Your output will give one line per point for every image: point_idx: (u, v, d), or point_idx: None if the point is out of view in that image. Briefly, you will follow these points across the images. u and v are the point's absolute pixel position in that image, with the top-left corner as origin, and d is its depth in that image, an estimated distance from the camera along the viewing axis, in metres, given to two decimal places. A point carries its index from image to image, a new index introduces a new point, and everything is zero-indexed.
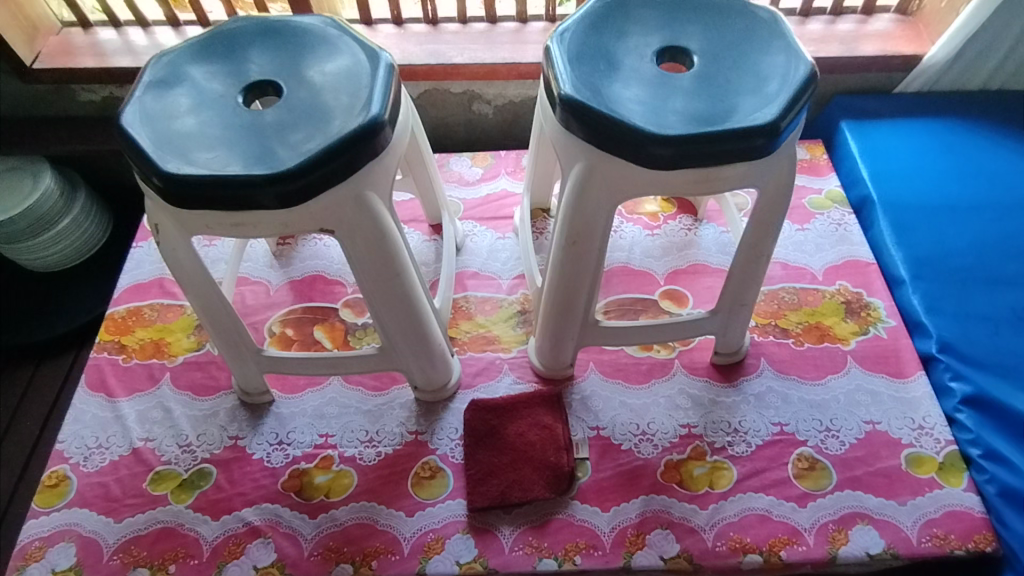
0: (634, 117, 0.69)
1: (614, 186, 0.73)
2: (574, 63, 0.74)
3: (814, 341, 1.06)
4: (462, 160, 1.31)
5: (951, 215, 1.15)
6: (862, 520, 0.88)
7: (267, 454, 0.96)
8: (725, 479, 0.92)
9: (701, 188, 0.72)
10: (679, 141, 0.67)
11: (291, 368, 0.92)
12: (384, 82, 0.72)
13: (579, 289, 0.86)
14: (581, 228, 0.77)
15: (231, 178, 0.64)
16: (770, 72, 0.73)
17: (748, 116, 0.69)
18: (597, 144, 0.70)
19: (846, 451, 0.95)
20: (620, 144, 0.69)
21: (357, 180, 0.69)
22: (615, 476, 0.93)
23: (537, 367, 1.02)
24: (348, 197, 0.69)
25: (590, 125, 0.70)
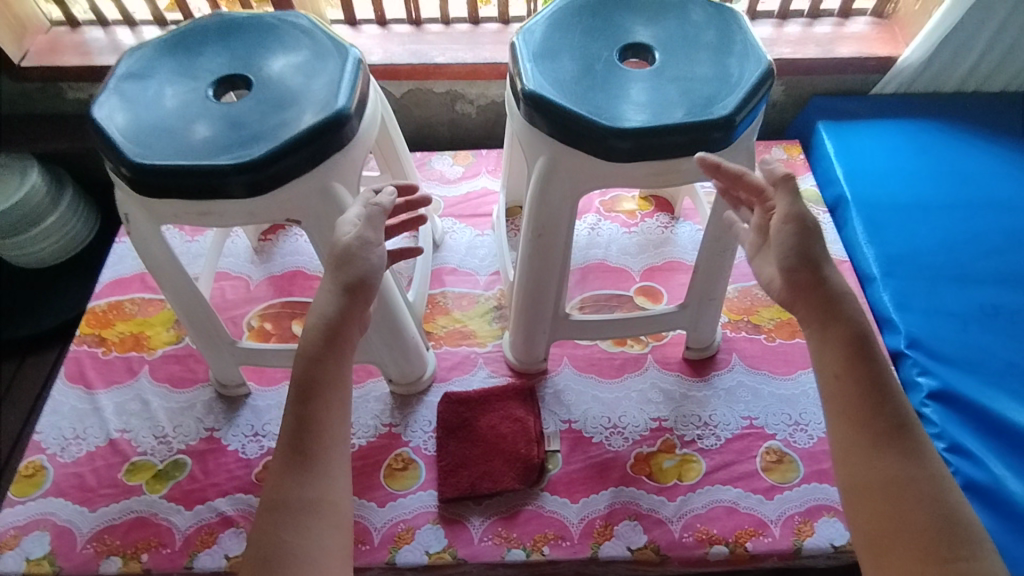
0: (596, 112, 0.71)
1: (578, 179, 0.74)
2: (539, 60, 0.76)
3: (785, 337, 1.07)
4: (444, 159, 1.32)
5: (923, 214, 1.17)
6: (828, 512, 0.90)
7: (242, 445, 0.97)
8: (693, 472, 0.94)
9: (661, 182, 0.74)
10: (638, 135, 0.69)
11: (269, 362, 0.93)
12: (353, 75, 0.73)
13: (548, 282, 0.87)
14: (548, 223, 0.78)
15: (198, 167, 0.65)
16: (729, 68, 0.75)
17: (704, 111, 0.70)
18: (560, 138, 0.72)
19: (815, 445, 0.96)
20: (581, 137, 0.70)
21: (324, 171, 0.70)
22: (585, 468, 0.94)
23: (511, 361, 1.03)
24: (315, 188, 0.70)
25: (553, 121, 0.71)
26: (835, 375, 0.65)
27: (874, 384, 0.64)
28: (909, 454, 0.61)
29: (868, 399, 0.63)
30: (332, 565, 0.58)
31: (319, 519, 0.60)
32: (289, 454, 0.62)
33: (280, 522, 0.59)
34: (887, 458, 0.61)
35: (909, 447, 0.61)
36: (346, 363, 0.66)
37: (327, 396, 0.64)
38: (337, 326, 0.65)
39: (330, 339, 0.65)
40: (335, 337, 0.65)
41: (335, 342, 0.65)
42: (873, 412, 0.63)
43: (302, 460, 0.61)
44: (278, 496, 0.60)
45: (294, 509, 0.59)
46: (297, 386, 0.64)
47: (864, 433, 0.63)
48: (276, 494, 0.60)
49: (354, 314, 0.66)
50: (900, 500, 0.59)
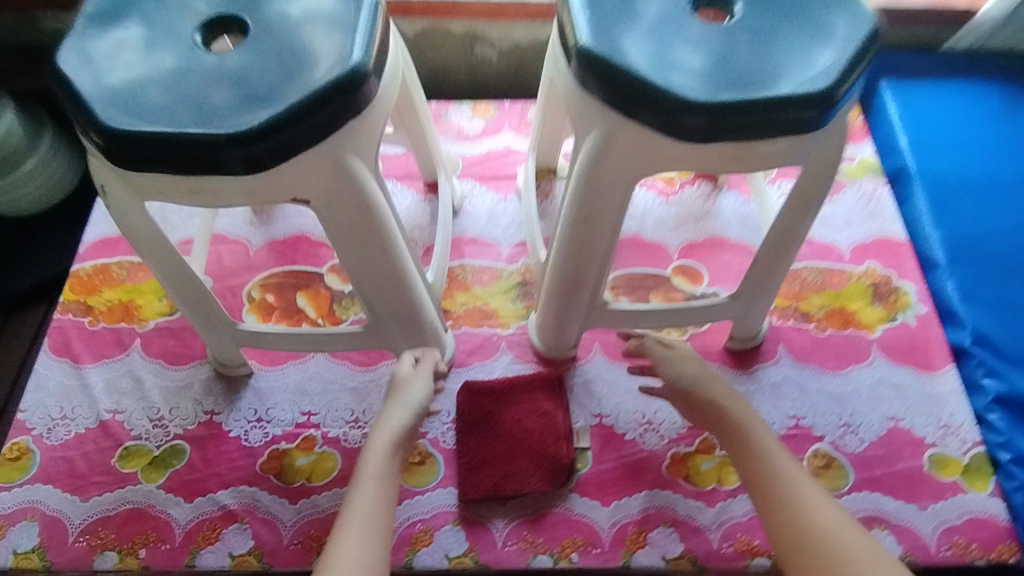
0: (664, 77, 0.58)
1: (636, 159, 0.62)
2: (595, 8, 0.62)
3: (837, 327, 0.98)
4: (462, 111, 1.18)
5: (994, 193, 1.05)
6: (878, 525, 0.84)
7: (244, 432, 0.89)
8: (734, 476, 0.87)
9: (735, 167, 0.62)
10: (717, 110, 0.56)
11: (289, 347, 0.83)
12: (370, 22, 0.60)
13: (587, 270, 0.77)
14: (594, 210, 0.67)
15: (185, 137, 0.53)
16: (829, 24, 0.62)
17: (799, 81, 0.57)
18: (619, 109, 0.59)
19: (865, 450, 0.89)
20: (647, 108, 0.58)
21: (333, 144, 0.58)
22: (618, 468, 0.87)
23: (537, 346, 0.94)
24: (325, 164, 0.58)
25: (611, 88, 0.58)
26: (740, 460, 0.74)
27: (758, 453, 0.73)
28: (801, 501, 0.67)
29: (762, 469, 0.71)
30: None
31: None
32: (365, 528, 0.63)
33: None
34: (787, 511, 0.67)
35: (800, 497, 0.68)
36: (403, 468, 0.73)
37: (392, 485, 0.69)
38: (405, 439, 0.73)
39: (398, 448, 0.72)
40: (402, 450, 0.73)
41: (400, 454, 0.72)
42: (766, 478, 0.71)
43: (372, 530, 0.63)
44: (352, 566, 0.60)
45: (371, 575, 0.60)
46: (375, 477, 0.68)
47: (763, 500, 0.70)
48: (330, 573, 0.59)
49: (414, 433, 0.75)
50: (815, 552, 0.64)
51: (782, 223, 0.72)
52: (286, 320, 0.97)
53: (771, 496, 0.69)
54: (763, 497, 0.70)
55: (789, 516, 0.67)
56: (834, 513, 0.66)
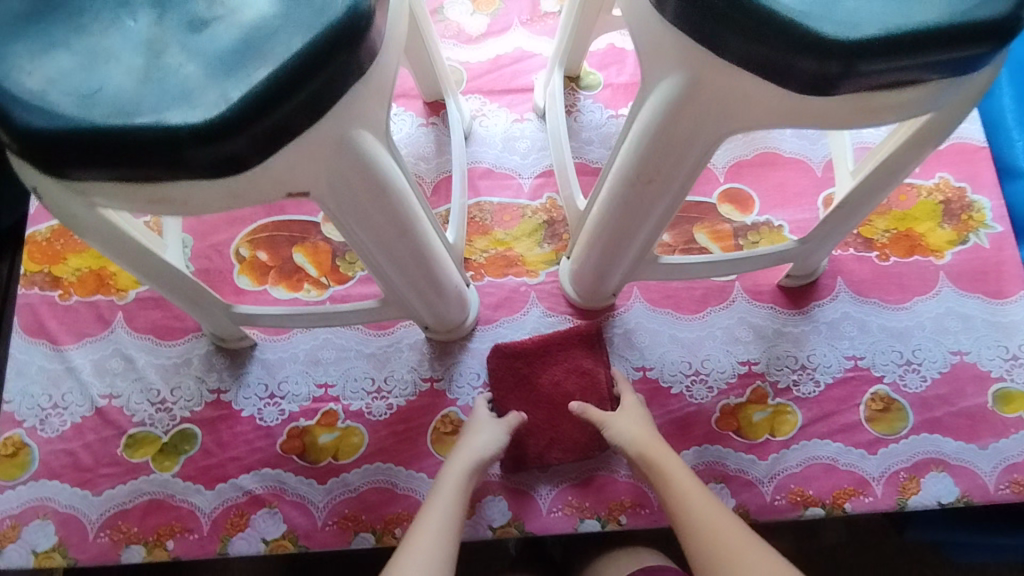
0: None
1: (728, 111, 0.48)
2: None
3: (901, 254, 0.88)
4: (461, 5, 0.98)
5: None
6: (937, 467, 0.80)
7: (257, 410, 0.81)
8: (788, 426, 0.81)
9: (857, 123, 0.47)
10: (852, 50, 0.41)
11: (298, 326, 0.73)
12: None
13: (639, 229, 0.65)
14: (660, 174, 0.54)
15: (134, 135, 0.39)
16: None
17: (964, 2, 0.42)
18: (710, 47, 0.44)
19: (927, 388, 0.83)
20: (754, 45, 0.42)
21: (332, 121, 0.43)
22: (664, 425, 0.82)
23: (572, 298, 0.84)
24: (326, 144, 0.44)
25: (702, 17, 0.43)
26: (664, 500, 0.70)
27: (678, 495, 0.68)
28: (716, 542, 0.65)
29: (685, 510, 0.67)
30: None
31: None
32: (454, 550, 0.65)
33: None
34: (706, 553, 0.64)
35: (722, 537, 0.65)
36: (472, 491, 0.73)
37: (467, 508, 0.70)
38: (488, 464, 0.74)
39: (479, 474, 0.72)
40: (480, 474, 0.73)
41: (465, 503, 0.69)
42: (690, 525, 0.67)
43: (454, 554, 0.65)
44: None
45: None
46: (442, 520, 0.66)
47: (685, 541, 0.66)
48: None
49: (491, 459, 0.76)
50: None
51: (888, 162, 0.60)
52: (284, 281, 0.85)
53: (694, 537, 0.66)
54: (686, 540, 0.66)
55: (709, 557, 0.64)
56: (750, 549, 0.64)
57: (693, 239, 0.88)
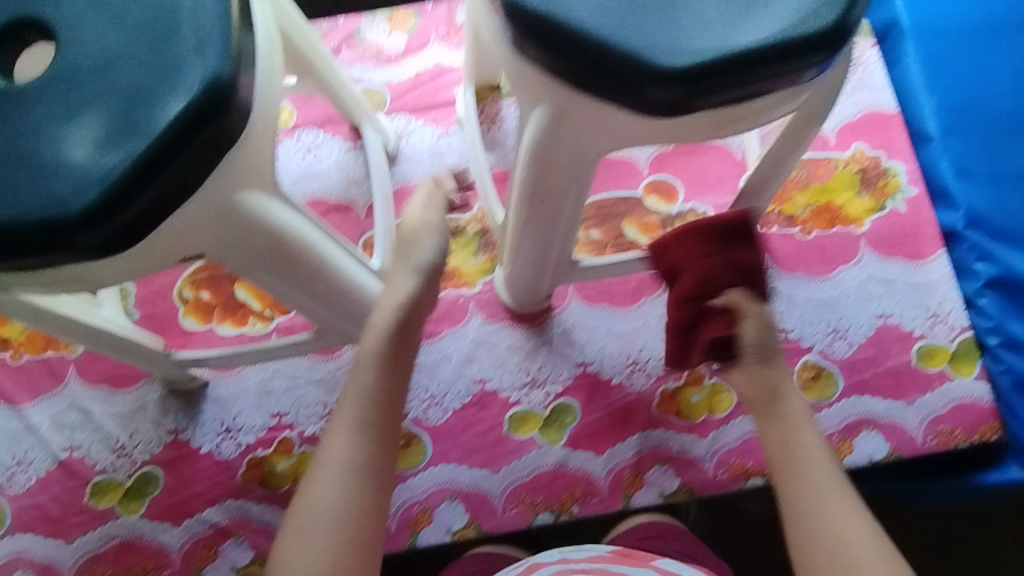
0: (625, 32, 0.44)
1: (597, 134, 0.51)
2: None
3: (824, 227, 0.91)
4: (376, 24, 0.99)
5: (999, 37, 0.92)
6: (867, 427, 0.84)
7: (216, 445, 0.84)
8: (726, 403, 0.85)
9: (721, 133, 0.50)
10: (697, 72, 0.44)
11: (242, 362, 0.77)
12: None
13: (551, 241, 0.68)
14: (547, 194, 0.57)
15: (26, 226, 0.41)
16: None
17: (795, 17, 0.45)
18: (570, 83, 0.46)
19: (854, 353, 0.87)
20: (609, 82, 0.45)
21: (212, 189, 0.45)
22: (607, 416, 0.85)
23: (509, 304, 0.87)
24: (210, 211, 0.46)
25: (556, 57, 0.45)
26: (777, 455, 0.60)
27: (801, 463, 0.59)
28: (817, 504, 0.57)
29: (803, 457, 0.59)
30: (340, 542, 0.56)
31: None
32: (363, 421, 0.59)
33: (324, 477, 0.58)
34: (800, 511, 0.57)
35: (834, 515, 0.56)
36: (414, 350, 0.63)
37: (395, 368, 0.61)
38: (414, 313, 0.64)
39: (402, 329, 0.63)
40: (409, 325, 0.63)
41: (399, 367, 0.61)
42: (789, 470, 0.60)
43: (361, 426, 0.59)
44: (329, 457, 0.58)
45: (345, 473, 0.57)
46: (354, 420, 0.59)
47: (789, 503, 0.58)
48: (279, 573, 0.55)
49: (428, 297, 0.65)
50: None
51: (773, 154, 0.65)
52: (229, 318, 0.87)
53: (801, 497, 0.58)
54: (787, 492, 0.59)
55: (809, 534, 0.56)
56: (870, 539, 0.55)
57: (623, 233, 0.91)
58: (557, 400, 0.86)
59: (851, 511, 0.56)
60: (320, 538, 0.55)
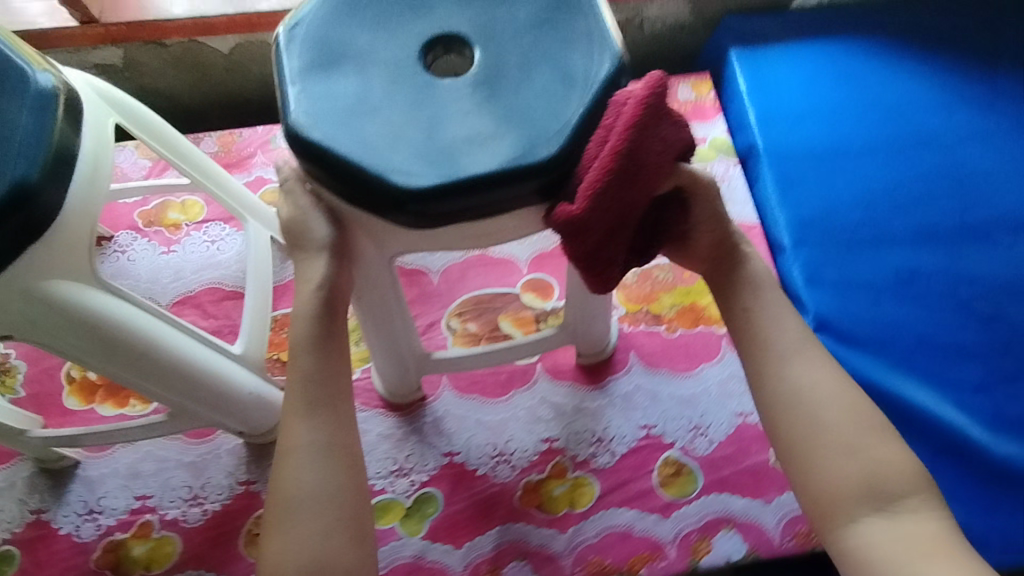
0: (385, 160, 0.55)
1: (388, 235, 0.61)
2: (312, 81, 0.59)
3: (687, 326, 0.98)
4: None
5: (842, 163, 1.02)
6: (725, 526, 0.85)
7: (76, 527, 0.84)
8: (586, 497, 0.86)
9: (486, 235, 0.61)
10: (442, 191, 0.54)
11: (123, 440, 0.78)
12: (38, 124, 0.56)
13: (392, 313, 0.77)
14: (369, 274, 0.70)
15: None
16: (565, 72, 0.59)
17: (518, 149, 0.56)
18: (341, 194, 0.57)
19: (714, 450, 0.89)
20: (365, 196, 0.56)
21: (14, 273, 0.55)
22: (469, 508, 0.86)
23: (383, 394, 0.91)
24: (13, 295, 0.56)
25: (334, 178, 0.56)
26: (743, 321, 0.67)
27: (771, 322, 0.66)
28: (786, 358, 0.65)
29: (789, 417, 0.63)
30: (320, 512, 0.60)
31: (342, 553, 0.59)
32: (308, 402, 0.63)
33: (291, 463, 0.61)
34: (768, 369, 0.65)
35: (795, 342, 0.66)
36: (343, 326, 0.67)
37: (329, 354, 0.65)
38: (336, 290, 0.65)
39: (329, 306, 0.65)
40: (336, 301, 0.66)
41: (333, 341, 0.66)
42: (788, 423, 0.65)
43: (314, 408, 0.63)
44: (289, 443, 0.62)
45: (307, 451, 0.61)
46: (304, 410, 0.63)
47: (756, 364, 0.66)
48: (278, 566, 0.58)
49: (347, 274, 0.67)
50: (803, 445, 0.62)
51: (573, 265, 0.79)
52: (111, 399, 0.90)
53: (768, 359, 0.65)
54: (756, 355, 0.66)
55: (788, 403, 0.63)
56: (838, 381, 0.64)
57: (498, 327, 0.95)
58: (420, 490, 0.87)
59: (818, 364, 0.65)
60: (302, 511, 0.60)
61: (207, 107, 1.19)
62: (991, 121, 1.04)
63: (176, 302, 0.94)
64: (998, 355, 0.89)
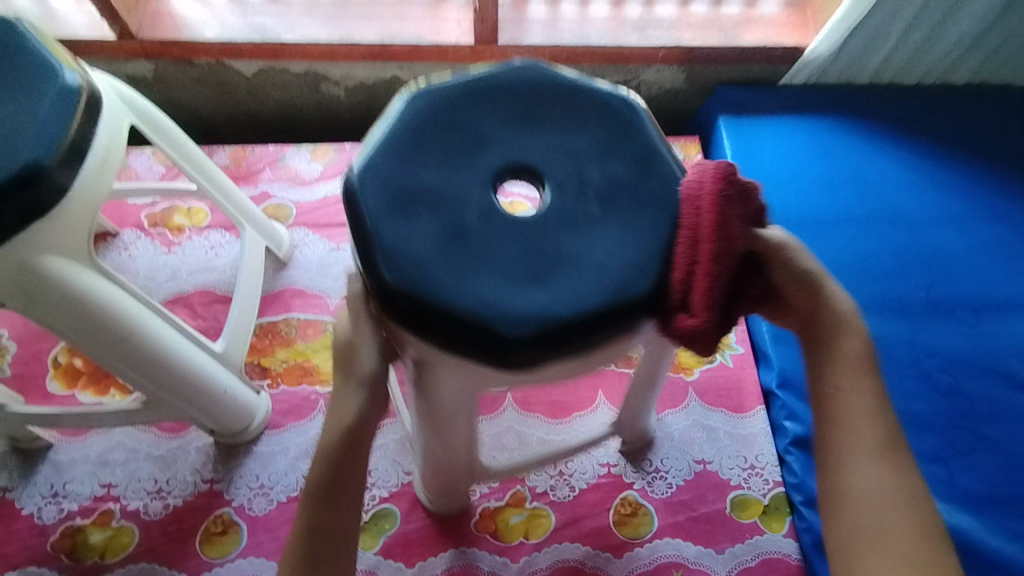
0: (492, 315, 0.53)
1: (477, 378, 0.57)
2: (389, 220, 0.55)
3: None
4: (301, 154, 1.17)
5: (816, 231, 1.08)
6: (676, 571, 0.85)
7: (38, 508, 0.85)
8: (541, 529, 0.87)
9: (583, 368, 0.59)
10: (546, 337, 0.53)
11: (102, 423, 0.81)
12: (57, 117, 0.62)
13: (452, 442, 0.72)
14: (439, 408, 0.65)
15: None
16: (643, 205, 0.58)
17: (618, 290, 0.55)
18: (441, 346, 0.54)
19: (672, 494, 0.91)
20: (471, 350, 0.53)
21: (16, 247, 0.59)
22: (426, 527, 0.87)
23: (427, 505, 0.87)
24: (9, 267, 0.60)
25: (431, 328, 0.54)
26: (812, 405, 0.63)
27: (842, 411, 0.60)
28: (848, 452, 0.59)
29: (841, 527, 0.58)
30: None
31: None
32: (306, 558, 0.59)
33: None
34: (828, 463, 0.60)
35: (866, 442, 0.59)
36: (362, 465, 0.61)
37: (341, 503, 0.60)
38: (358, 432, 0.59)
39: (349, 449, 0.59)
40: (357, 446, 0.59)
41: (348, 484, 0.60)
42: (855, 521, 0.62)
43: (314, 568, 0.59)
44: None
45: None
46: (308, 494, 0.60)
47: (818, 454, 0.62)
48: None
49: (379, 410, 0.60)
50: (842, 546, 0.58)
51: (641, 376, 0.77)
52: (92, 387, 0.93)
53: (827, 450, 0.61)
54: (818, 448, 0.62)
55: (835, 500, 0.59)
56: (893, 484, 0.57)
57: None
58: (379, 505, 0.89)
59: (880, 467, 0.58)
60: None
61: (225, 123, 1.27)
62: (961, 206, 1.10)
63: (169, 300, 0.98)
64: (955, 428, 0.91)
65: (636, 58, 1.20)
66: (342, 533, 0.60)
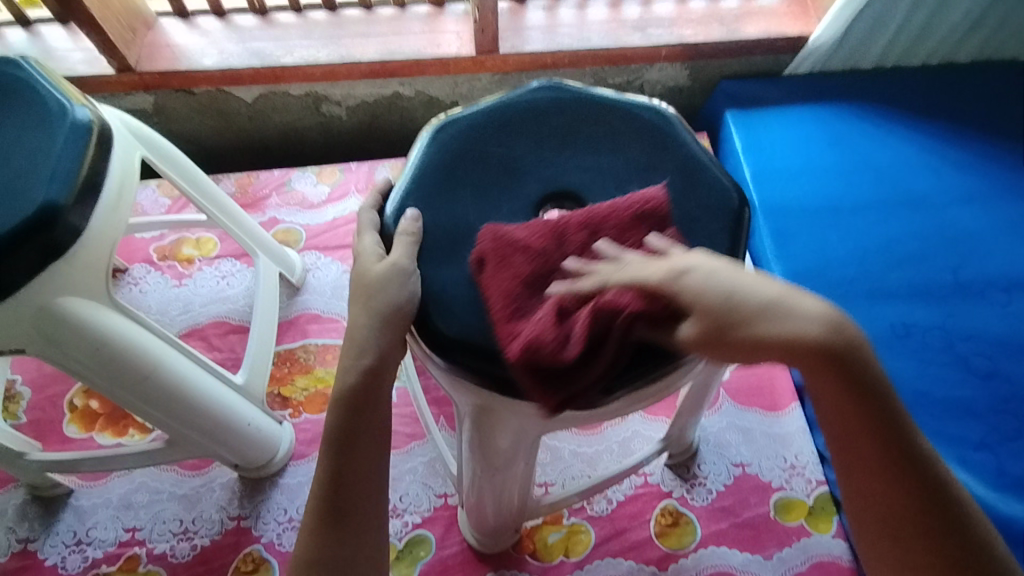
0: None
1: (540, 420, 0.55)
2: (432, 264, 0.55)
3: None
4: (306, 177, 1.15)
5: (837, 219, 1.05)
6: None
7: (62, 558, 0.83)
8: (581, 546, 0.85)
9: (648, 399, 0.56)
10: (609, 370, 0.51)
11: (124, 466, 0.78)
12: (71, 155, 0.60)
13: (501, 486, 0.68)
14: (493, 455, 0.61)
15: None
16: (692, 216, 0.58)
17: None
18: (497, 390, 0.51)
19: (713, 501, 0.88)
20: (529, 391, 0.51)
21: (34, 290, 0.57)
22: (462, 552, 0.84)
23: (474, 545, 0.83)
24: (28, 312, 0.58)
25: (487, 372, 0.51)
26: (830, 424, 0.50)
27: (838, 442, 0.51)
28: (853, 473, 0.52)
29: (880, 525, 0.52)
30: None
31: None
32: (329, 510, 0.53)
33: None
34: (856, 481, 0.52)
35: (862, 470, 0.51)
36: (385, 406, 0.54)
37: (367, 446, 0.54)
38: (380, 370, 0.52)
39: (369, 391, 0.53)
40: (379, 385, 0.53)
41: (372, 425, 0.53)
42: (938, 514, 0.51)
43: (341, 520, 0.53)
44: (313, 553, 0.53)
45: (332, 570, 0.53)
46: (337, 396, 0.53)
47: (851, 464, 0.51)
48: None
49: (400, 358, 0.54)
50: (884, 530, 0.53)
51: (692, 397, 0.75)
52: (110, 428, 0.91)
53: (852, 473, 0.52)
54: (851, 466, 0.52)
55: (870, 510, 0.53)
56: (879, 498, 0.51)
57: None
58: (412, 532, 0.86)
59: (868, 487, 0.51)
60: None
61: (229, 151, 1.26)
62: (980, 185, 1.07)
63: (183, 333, 0.96)
64: (998, 413, 0.88)
65: (639, 58, 1.18)
66: (375, 435, 0.54)
